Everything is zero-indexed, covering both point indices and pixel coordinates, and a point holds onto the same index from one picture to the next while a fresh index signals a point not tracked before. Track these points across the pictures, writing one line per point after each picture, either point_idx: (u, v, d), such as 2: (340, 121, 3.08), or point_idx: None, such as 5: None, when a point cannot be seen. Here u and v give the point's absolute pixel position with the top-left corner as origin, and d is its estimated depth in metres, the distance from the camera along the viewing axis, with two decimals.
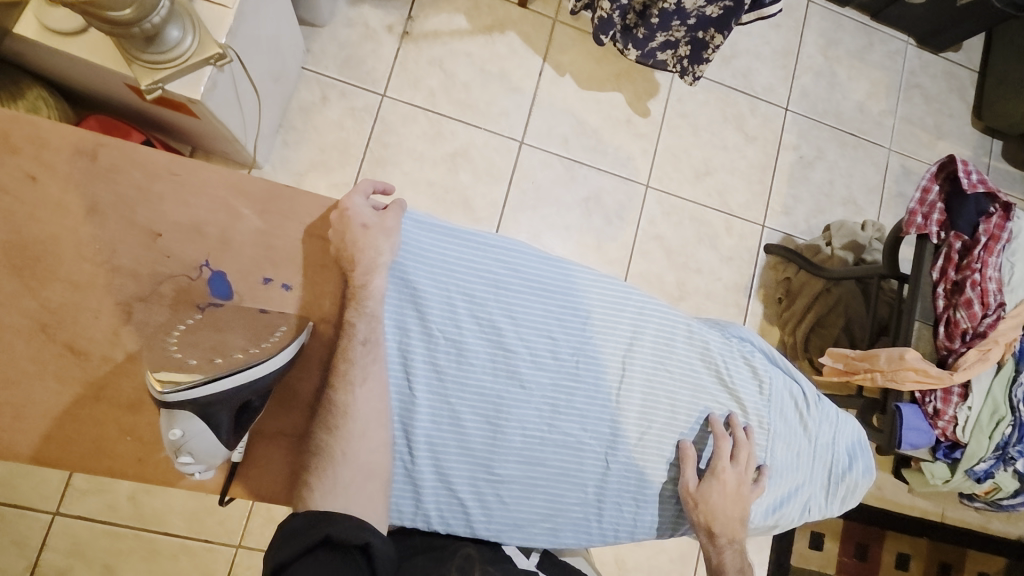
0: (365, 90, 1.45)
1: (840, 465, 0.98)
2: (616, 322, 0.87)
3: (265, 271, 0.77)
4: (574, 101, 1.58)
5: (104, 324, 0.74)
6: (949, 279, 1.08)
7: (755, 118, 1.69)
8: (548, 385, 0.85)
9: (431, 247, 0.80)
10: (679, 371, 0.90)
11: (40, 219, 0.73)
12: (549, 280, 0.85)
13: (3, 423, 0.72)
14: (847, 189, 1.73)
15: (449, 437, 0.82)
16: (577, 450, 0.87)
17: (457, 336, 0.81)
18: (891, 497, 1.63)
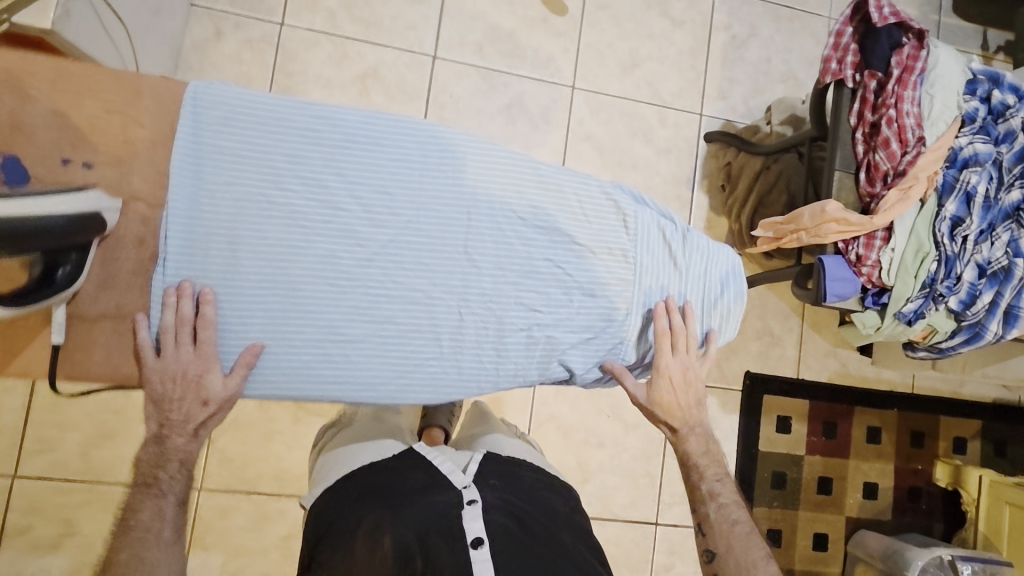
0: (260, 19, 1.39)
1: (708, 293, 0.89)
2: (457, 167, 0.78)
3: (61, 151, 0.67)
4: (485, 5, 1.51)
5: None
6: (866, 122, 1.03)
7: (681, 2, 1.61)
8: (383, 237, 0.76)
9: (225, 103, 0.72)
10: (534, 216, 0.81)
11: None
12: (377, 130, 0.76)
13: None
14: (785, 65, 1.66)
15: (277, 303, 0.74)
16: (426, 305, 0.78)
17: (280, 198, 0.73)
18: (856, 372, 1.65)
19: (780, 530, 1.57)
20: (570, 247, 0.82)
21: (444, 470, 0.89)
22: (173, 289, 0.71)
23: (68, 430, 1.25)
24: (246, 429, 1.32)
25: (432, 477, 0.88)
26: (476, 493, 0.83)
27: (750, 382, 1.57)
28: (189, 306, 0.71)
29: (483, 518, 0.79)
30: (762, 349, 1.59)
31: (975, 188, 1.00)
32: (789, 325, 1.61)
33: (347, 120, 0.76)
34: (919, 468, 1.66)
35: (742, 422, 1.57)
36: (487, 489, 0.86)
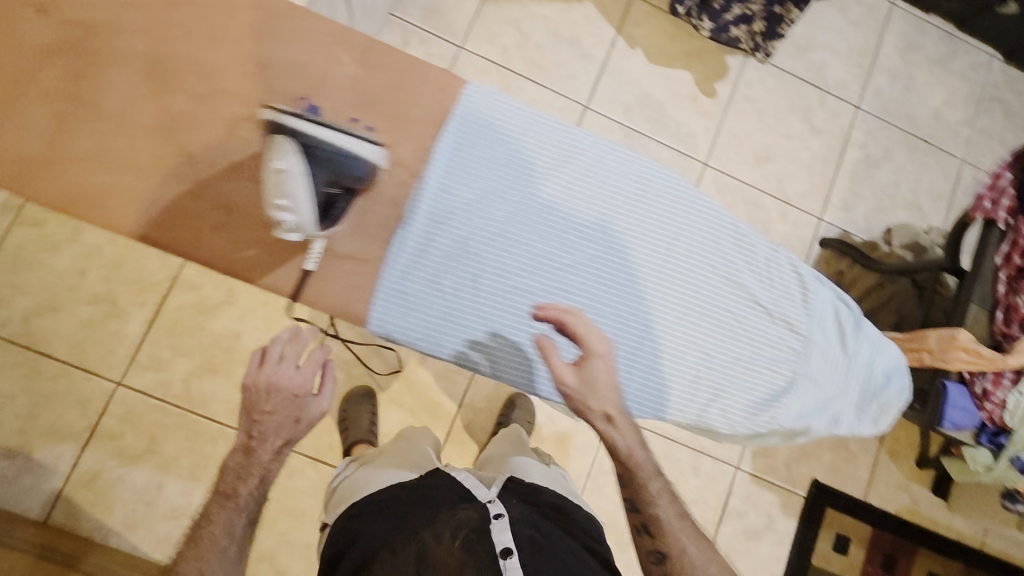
0: (443, 39, 1.53)
1: (872, 385, 0.90)
2: (666, 208, 0.84)
3: (352, 112, 0.77)
4: (643, 73, 1.62)
5: (219, 134, 0.77)
6: (1013, 266, 1.05)
7: (824, 112, 1.69)
8: (589, 253, 0.83)
9: (488, 106, 0.81)
10: (725, 270, 0.86)
11: (176, 38, 0.76)
12: (608, 158, 0.84)
13: (122, 201, 0.76)
14: (913, 194, 1.70)
15: (489, 288, 0.81)
16: (611, 324, 0.83)
17: (514, 197, 0.81)
18: (926, 513, 1.59)
19: None
20: (749, 306, 0.87)
21: (466, 483, 0.94)
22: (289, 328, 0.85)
23: (179, 354, 1.34)
24: (334, 400, 1.39)
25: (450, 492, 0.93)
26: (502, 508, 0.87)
27: (817, 491, 1.54)
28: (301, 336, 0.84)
29: (511, 531, 0.83)
30: (835, 462, 1.56)
31: None
32: (867, 446, 1.58)
33: (584, 145, 0.83)
34: None
35: (799, 529, 1.53)
36: (510, 507, 0.90)
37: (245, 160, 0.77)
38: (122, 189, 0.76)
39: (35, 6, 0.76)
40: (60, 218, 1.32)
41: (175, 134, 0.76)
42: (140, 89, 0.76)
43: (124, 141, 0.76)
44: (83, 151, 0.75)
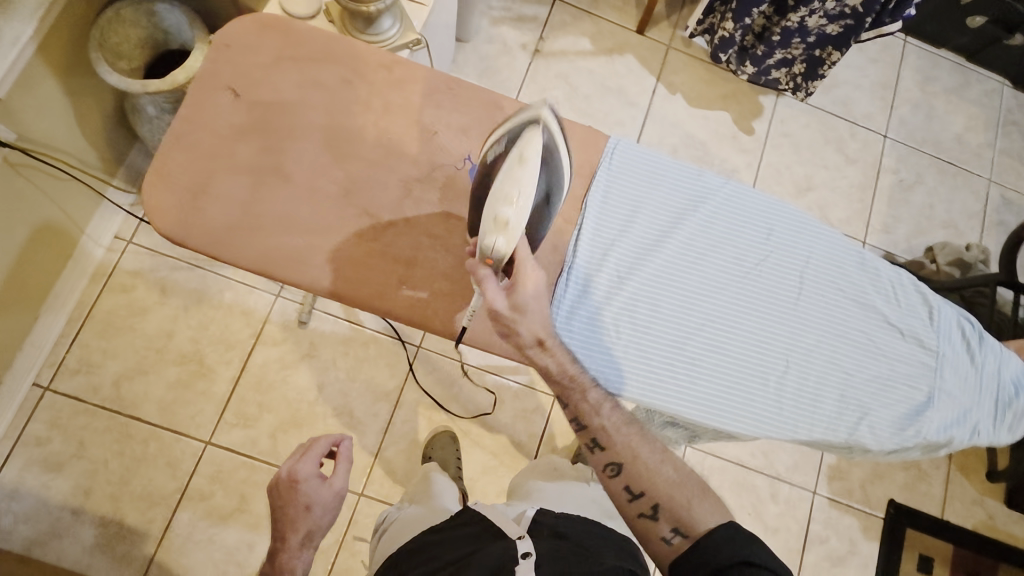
0: None
1: (1004, 394, 0.92)
2: (793, 237, 0.92)
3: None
4: (684, 116, 1.72)
5: (394, 194, 0.85)
6: None
7: (856, 142, 1.79)
8: (730, 281, 0.89)
9: (630, 158, 0.91)
10: (853, 290, 0.92)
11: (351, 112, 0.86)
12: (737, 197, 0.92)
13: (315, 261, 0.82)
14: (947, 214, 1.78)
15: (643, 320, 0.86)
16: (756, 347, 0.88)
17: (658, 234, 0.89)
18: (1003, 528, 1.59)
19: None
20: (880, 323, 0.92)
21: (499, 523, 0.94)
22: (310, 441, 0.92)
23: (266, 410, 1.35)
24: (417, 448, 1.40)
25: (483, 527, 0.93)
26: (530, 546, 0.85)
27: (895, 511, 1.55)
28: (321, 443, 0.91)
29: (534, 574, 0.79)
30: (908, 481, 1.58)
31: None
32: (936, 462, 1.60)
33: (715, 186, 0.92)
34: None
35: (882, 552, 1.53)
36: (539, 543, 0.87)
37: (414, 219, 0.85)
38: (312, 248, 0.82)
39: (231, 90, 0.86)
40: (149, 283, 1.37)
41: (356, 197, 0.84)
42: (323, 157, 0.85)
43: (314, 205, 0.83)
44: (278, 217, 0.82)
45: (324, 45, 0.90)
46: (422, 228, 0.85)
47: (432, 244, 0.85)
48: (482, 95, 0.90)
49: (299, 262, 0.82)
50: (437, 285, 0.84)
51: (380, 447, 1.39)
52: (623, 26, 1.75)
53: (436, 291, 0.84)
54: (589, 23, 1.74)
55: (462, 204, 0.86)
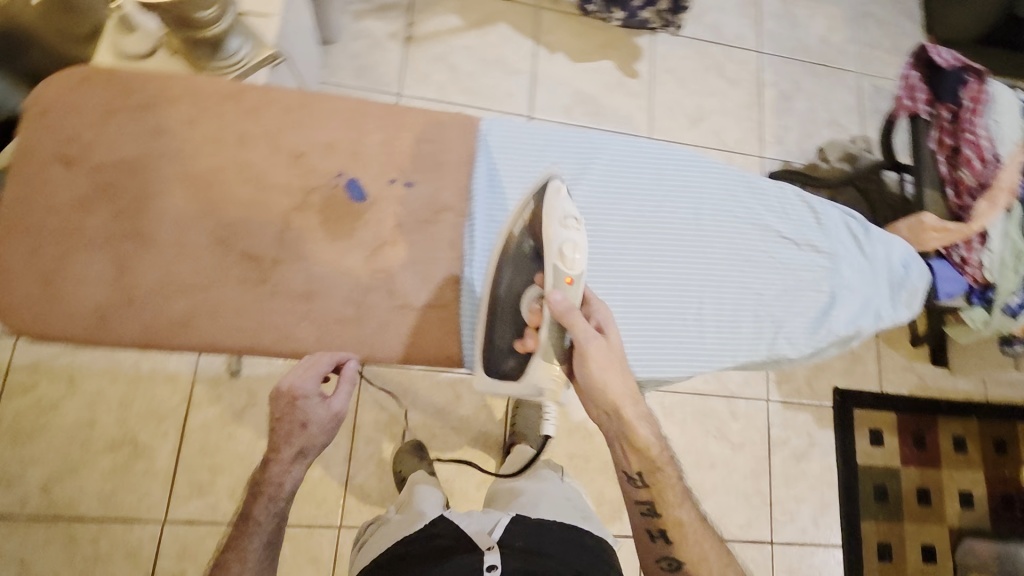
0: (381, 93, 1.60)
1: (897, 276, 0.99)
2: (674, 176, 0.96)
3: (393, 174, 0.91)
4: (569, 74, 1.73)
5: (271, 230, 0.87)
6: (946, 146, 1.22)
7: (733, 64, 1.85)
8: (624, 234, 0.93)
9: (506, 136, 0.95)
10: (747, 214, 0.97)
11: (207, 155, 0.88)
12: (616, 150, 0.96)
13: (208, 318, 0.85)
14: (829, 113, 1.88)
15: (549, 291, 0.91)
16: (661, 290, 0.92)
17: (546, 204, 0.93)
18: (934, 385, 1.74)
19: (890, 544, 1.61)
20: (772, 239, 0.97)
21: (470, 533, 0.99)
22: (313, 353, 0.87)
23: (219, 472, 1.29)
24: (387, 465, 1.39)
25: (456, 537, 0.98)
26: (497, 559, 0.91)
27: (841, 398, 1.67)
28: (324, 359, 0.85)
29: None
30: (846, 366, 1.70)
31: None
32: (866, 343, 1.73)
33: (592, 145, 0.96)
34: (1006, 475, 1.72)
35: (839, 437, 1.65)
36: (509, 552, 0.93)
37: (303, 248, 0.88)
38: (203, 306, 0.85)
39: (70, 162, 0.86)
40: (54, 375, 1.27)
41: (234, 244, 0.87)
42: (187, 209, 0.86)
43: (193, 264, 0.85)
44: (154, 286, 0.85)
45: (162, 91, 0.89)
46: (315, 254, 0.88)
47: (330, 268, 0.88)
48: (338, 104, 0.92)
49: (190, 327, 0.84)
50: (340, 309, 0.88)
51: (348, 475, 1.37)
52: None
53: (338, 317, 0.88)
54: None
55: (351, 220, 0.89)
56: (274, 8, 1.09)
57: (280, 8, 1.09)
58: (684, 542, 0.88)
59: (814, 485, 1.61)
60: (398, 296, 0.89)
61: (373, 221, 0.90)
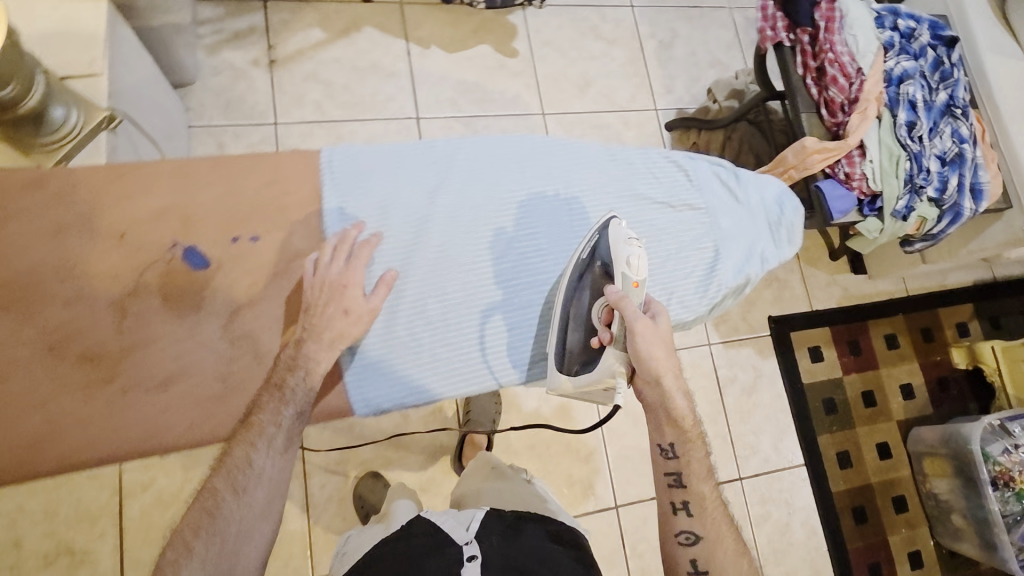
0: (256, 124, 1.49)
1: (772, 216, 1.04)
2: (540, 167, 0.98)
3: (232, 232, 0.87)
4: (447, 65, 1.68)
5: (110, 321, 0.82)
6: (812, 69, 1.23)
7: (608, 24, 1.84)
8: (503, 234, 0.94)
9: (361, 162, 0.93)
10: (616, 187, 1.00)
11: (15, 259, 0.81)
12: (477, 154, 0.97)
13: (58, 433, 0.79)
14: (710, 54, 1.91)
15: (439, 310, 0.90)
16: (547, 284, 0.95)
17: (419, 222, 0.92)
18: (858, 292, 1.82)
19: (848, 451, 1.69)
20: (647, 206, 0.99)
21: (447, 529, 0.96)
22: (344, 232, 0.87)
23: None
24: (348, 503, 1.35)
25: (434, 537, 0.95)
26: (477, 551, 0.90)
27: (776, 325, 1.72)
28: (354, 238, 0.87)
29: None
30: (775, 294, 1.75)
31: (914, 95, 1.20)
32: (789, 267, 1.79)
33: (453, 153, 0.96)
34: (939, 359, 1.82)
35: (781, 362, 1.70)
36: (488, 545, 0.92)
37: (151, 331, 0.83)
38: (49, 422, 0.79)
39: None
40: None
41: (69, 346, 0.81)
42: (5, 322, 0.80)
43: (29, 378, 0.79)
44: None
45: None
46: (166, 334, 0.84)
47: (186, 345, 0.84)
48: (159, 171, 0.88)
49: (39, 448, 0.78)
50: (204, 388, 0.83)
51: (310, 523, 1.33)
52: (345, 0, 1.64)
53: (202, 398, 0.83)
54: (310, 11, 1.60)
55: (195, 292, 0.85)
56: (99, 66, 1.02)
57: (106, 66, 1.02)
58: (704, 515, 0.89)
59: (768, 414, 1.67)
60: (265, 358, 0.86)
61: (220, 287, 0.86)
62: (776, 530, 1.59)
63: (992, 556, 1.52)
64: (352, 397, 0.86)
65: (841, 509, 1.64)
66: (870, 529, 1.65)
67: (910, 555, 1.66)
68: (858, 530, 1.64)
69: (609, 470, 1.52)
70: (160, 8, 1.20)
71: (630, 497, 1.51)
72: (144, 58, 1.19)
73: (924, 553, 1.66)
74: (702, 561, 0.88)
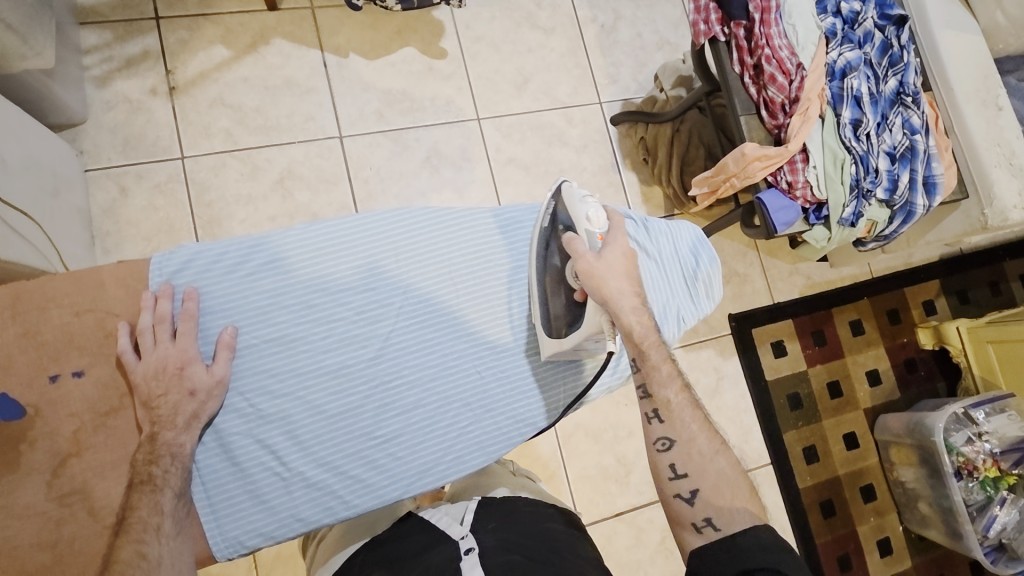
0: (160, 161, 1.37)
1: (688, 268, 0.97)
2: (419, 249, 0.91)
3: (51, 369, 0.76)
4: (369, 74, 1.54)
5: None
6: (749, 66, 1.13)
7: (545, 11, 1.70)
8: (383, 332, 0.87)
9: (206, 267, 0.83)
10: (505, 262, 0.94)
11: None
12: (345, 239, 0.87)
13: None
14: (657, 34, 1.77)
15: (315, 428, 0.83)
16: (439, 379, 0.89)
17: (282, 330, 0.84)
18: (822, 279, 1.76)
19: (814, 445, 1.66)
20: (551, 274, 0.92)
21: (441, 525, 0.85)
22: (154, 293, 0.79)
23: None
24: (296, 557, 1.28)
25: (426, 536, 0.85)
26: (473, 540, 0.80)
27: (737, 323, 1.66)
28: (168, 302, 0.79)
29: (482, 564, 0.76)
30: (735, 291, 1.68)
31: (858, 91, 1.12)
32: (750, 261, 1.71)
33: (317, 242, 0.86)
34: (905, 341, 1.78)
35: (743, 362, 1.65)
36: (486, 533, 0.83)
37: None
38: None
39: None
40: None
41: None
42: None
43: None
44: None
45: None
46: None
47: (4, 514, 0.73)
48: None
49: None
50: (32, 564, 0.72)
51: None
52: (250, 10, 1.49)
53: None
54: (211, 26, 1.45)
55: (9, 448, 0.74)
56: None
57: None
58: (675, 419, 0.84)
59: (732, 416, 1.63)
60: (101, 514, 0.75)
61: (40, 438, 0.75)
62: None
63: (957, 543, 1.51)
64: (214, 542, 0.79)
65: (808, 506, 1.62)
66: (838, 522, 1.64)
67: (878, 543, 1.65)
68: (826, 525, 1.63)
69: (570, 491, 1.48)
70: (13, 57, 1.05)
71: (593, 517, 1.47)
72: (10, 109, 1.07)
73: (893, 539, 1.66)
74: (680, 463, 0.82)
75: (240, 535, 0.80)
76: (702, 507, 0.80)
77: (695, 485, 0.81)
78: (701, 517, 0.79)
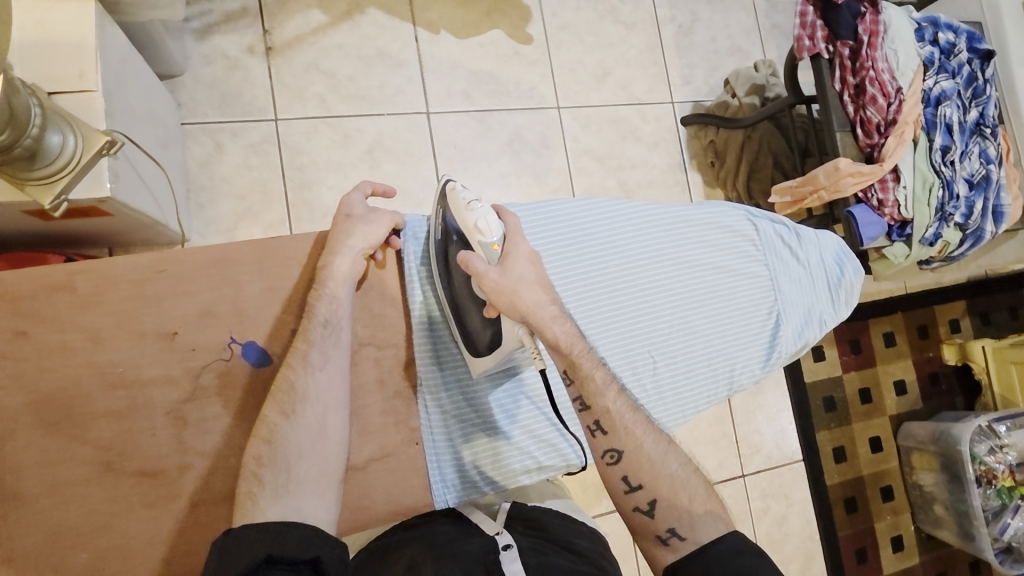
0: (255, 121, 1.38)
1: (833, 275, 1.09)
2: None
3: (286, 326, 0.88)
4: (459, 53, 1.56)
5: (165, 437, 0.82)
6: (850, 85, 1.18)
7: (627, 6, 1.73)
8: None
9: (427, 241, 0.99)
10: None
11: (50, 368, 0.79)
12: None
13: (117, 543, 0.80)
14: (730, 40, 1.82)
15: (513, 392, 0.99)
16: None
17: None
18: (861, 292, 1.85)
19: (843, 445, 1.77)
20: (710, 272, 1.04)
21: (475, 521, 0.88)
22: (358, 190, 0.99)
23: None
24: None
25: (457, 529, 0.87)
26: (510, 538, 0.82)
27: None
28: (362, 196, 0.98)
29: (521, 559, 0.77)
30: None
31: (950, 119, 1.20)
32: None
33: None
34: (931, 355, 1.89)
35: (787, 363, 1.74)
36: (517, 534, 0.85)
37: (209, 442, 0.83)
38: (96, 539, 0.80)
39: None
40: None
41: (125, 465, 0.81)
42: (35, 434, 0.78)
43: (83, 505, 0.79)
44: (43, 544, 0.78)
45: None
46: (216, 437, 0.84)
47: (221, 450, 0.84)
48: (201, 257, 0.85)
49: (104, 562, 0.80)
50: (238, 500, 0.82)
51: None
52: None
53: None
54: None
55: (248, 393, 0.85)
56: (92, 81, 0.90)
57: (100, 80, 0.90)
58: (618, 428, 0.85)
59: (772, 414, 1.72)
60: None
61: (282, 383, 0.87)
62: (775, 523, 1.68)
63: (969, 543, 1.64)
64: (436, 488, 0.93)
65: (834, 501, 1.73)
66: (859, 517, 1.75)
67: (892, 539, 1.77)
68: (849, 519, 1.74)
69: None
70: (145, 5, 1.03)
71: None
72: (133, 55, 1.07)
73: (905, 537, 1.79)
74: (633, 475, 0.84)
75: (449, 484, 0.94)
76: (663, 518, 0.82)
77: (652, 496, 0.83)
78: (664, 528, 0.82)
